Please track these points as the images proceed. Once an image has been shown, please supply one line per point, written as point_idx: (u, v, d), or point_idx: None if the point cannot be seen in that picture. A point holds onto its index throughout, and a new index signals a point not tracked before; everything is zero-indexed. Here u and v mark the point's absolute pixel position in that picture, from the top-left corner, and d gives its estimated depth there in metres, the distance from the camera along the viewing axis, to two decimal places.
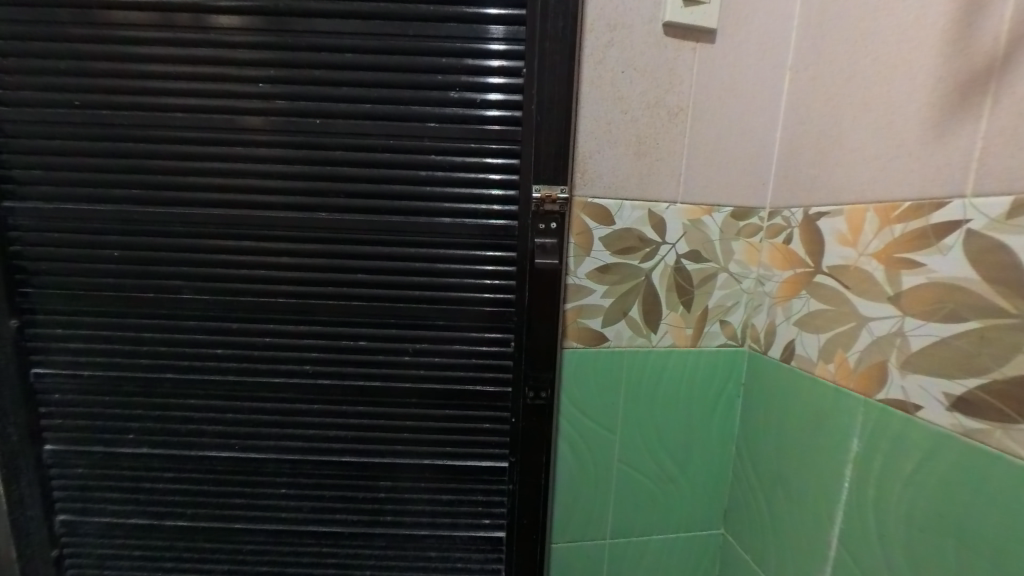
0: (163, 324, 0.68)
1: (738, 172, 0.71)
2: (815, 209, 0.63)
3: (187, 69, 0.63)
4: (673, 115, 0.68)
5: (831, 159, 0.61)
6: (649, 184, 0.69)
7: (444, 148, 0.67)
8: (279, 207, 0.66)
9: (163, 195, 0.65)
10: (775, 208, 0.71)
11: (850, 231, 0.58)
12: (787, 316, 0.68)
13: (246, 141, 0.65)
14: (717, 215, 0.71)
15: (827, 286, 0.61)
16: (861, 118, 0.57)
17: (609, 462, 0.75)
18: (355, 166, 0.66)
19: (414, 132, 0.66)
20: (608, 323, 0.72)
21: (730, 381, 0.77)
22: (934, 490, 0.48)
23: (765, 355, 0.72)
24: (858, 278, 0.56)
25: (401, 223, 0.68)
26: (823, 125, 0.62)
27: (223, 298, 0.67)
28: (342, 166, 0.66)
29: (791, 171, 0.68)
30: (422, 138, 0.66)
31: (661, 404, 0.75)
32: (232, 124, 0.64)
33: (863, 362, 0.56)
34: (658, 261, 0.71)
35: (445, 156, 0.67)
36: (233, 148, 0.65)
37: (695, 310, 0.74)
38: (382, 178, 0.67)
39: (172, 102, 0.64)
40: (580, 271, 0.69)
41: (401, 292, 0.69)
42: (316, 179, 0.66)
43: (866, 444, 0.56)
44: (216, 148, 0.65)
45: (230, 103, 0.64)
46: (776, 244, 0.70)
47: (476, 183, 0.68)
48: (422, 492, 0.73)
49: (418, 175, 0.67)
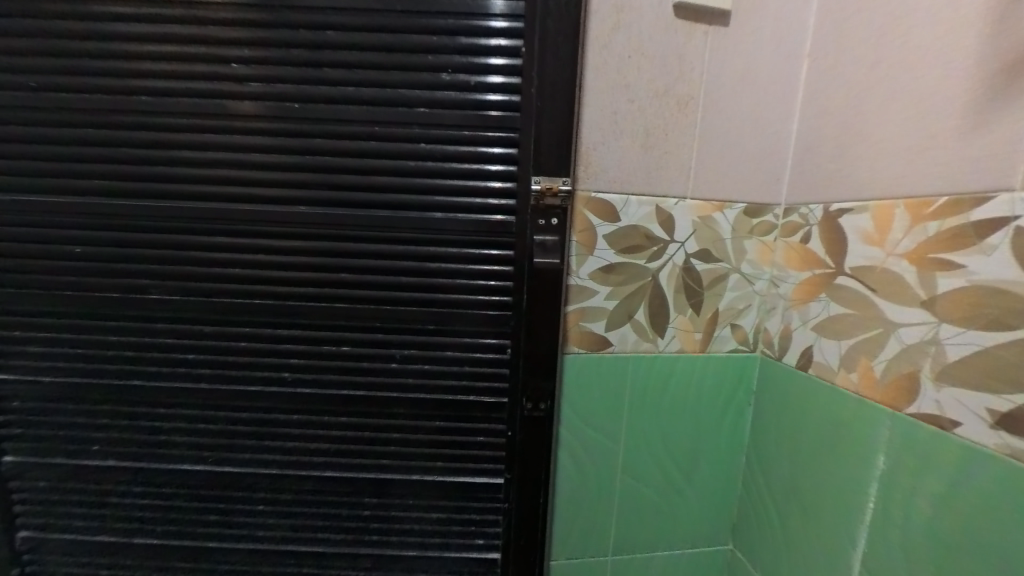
0: (137, 327, 0.63)
1: (752, 166, 0.66)
2: (836, 205, 0.59)
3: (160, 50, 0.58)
4: (683, 104, 0.63)
5: (855, 151, 0.56)
6: (656, 179, 0.64)
7: (436, 136, 0.62)
8: (258, 201, 0.62)
9: (133, 187, 0.61)
10: (791, 204, 0.66)
11: (876, 229, 0.53)
12: (804, 320, 0.63)
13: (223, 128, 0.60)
14: (729, 212, 0.67)
15: (849, 289, 0.56)
16: (889, 106, 0.52)
17: (612, 475, 0.71)
18: (338, 155, 0.62)
19: (405, 120, 0.61)
20: (612, 328, 0.67)
21: (740, 389, 0.72)
22: (971, 517, 0.44)
23: (778, 362, 0.68)
24: (886, 281, 0.52)
25: (389, 218, 0.63)
26: (846, 115, 0.58)
27: (200, 299, 0.63)
28: (325, 155, 0.61)
29: (809, 165, 0.63)
30: (412, 127, 0.62)
31: (668, 413, 0.71)
32: (204, 109, 0.60)
33: (891, 372, 0.51)
34: (666, 260, 0.66)
35: (438, 145, 0.62)
36: (205, 134, 0.60)
37: (704, 313, 0.69)
38: (369, 170, 0.62)
39: (143, 86, 0.59)
40: (583, 271, 0.65)
41: (389, 293, 0.64)
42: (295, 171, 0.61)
43: (893, 460, 0.51)
44: (186, 134, 0.60)
45: (202, 86, 0.59)
46: (792, 243, 0.66)
47: (472, 175, 0.63)
48: (411, 510, 0.68)
49: (408, 167, 0.62)
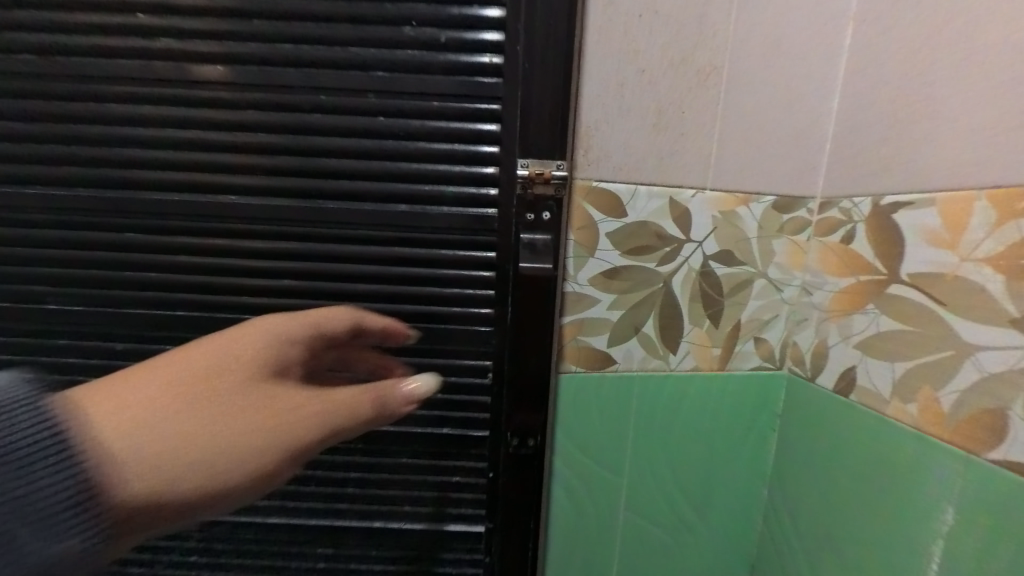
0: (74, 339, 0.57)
1: (783, 151, 0.56)
2: (889, 198, 0.48)
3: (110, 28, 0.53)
4: (704, 75, 0.52)
5: (914, 132, 0.46)
6: (670, 165, 0.54)
7: (396, 108, 0.53)
8: (208, 195, 0.54)
9: (15, 173, 0.54)
10: (829, 197, 0.56)
11: (947, 227, 0.43)
12: (845, 336, 0.53)
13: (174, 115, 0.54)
14: (755, 206, 0.56)
15: (908, 300, 0.46)
16: (965, 74, 0.41)
17: (613, 512, 0.60)
18: (268, 133, 0.53)
19: (370, 101, 0.52)
20: (615, 342, 0.57)
21: (762, 413, 0.62)
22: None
23: (810, 383, 0.57)
24: (959, 291, 0.42)
25: (337, 211, 0.54)
26: (903, 88, 0.47)
27: (142, 314, 0.56)
28: (253, 131, 0.53)
29: (853, 151, 0.53)
30: (371, 100, 0.53)
31: (679, 442, 0.60)
32: (99, 72, 0.52)
33: (967, 407, 0.41)
34: (680, 263, 0.56)
35: (398, 118, 0.53)
36: (90, 105, 0.53)
37: (724, 325, 0.59)
38: (329, 161, 0.54)
39: (79, 63, 0.52)
40: (582, 276, 0.54)
41: (350, 304, 0.55)
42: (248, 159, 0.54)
43: (969, 516, 0.41)
44: (72, 105, 0.53)
45: (98, 42, 0.52)
46: (831, 243, 0.55)
47: (441, 158, 0.53)
48: (373, 562, 0.59)
49: (366, 146, 0.53)
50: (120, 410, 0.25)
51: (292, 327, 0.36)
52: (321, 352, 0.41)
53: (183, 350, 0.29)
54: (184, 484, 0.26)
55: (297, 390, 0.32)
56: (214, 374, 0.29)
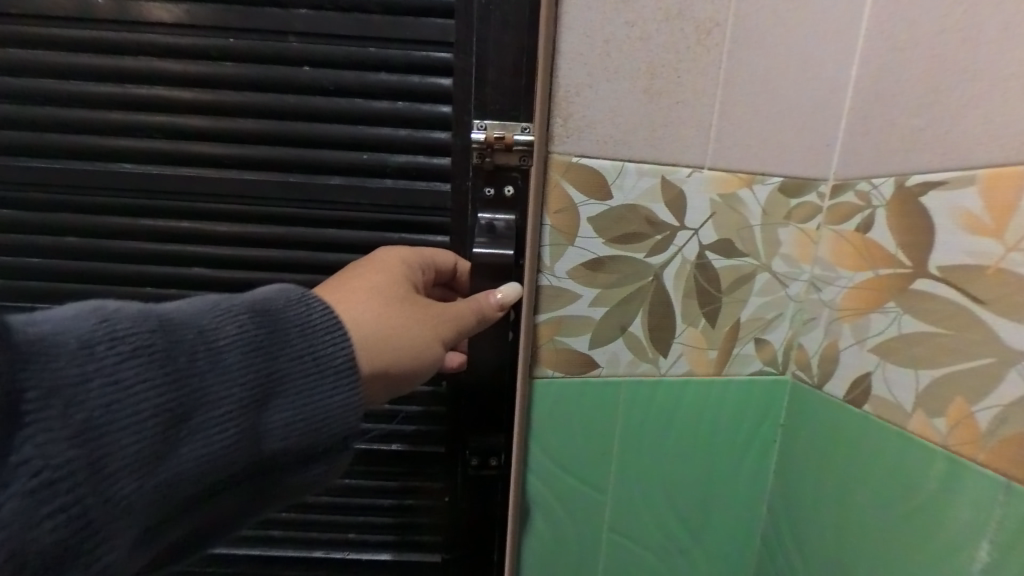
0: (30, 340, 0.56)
1: (793, 125, 0.49)
2: (917, 178, 0.41)
3: (68, 8, 0.51)
4: (703, 33, 0.45)
5: (952, 98, 0.39)
6: (664, 139, 0.46)
7: (322, 58, 0.52)
8: (148, 166, 0.54)
9: None
10: (844, 179, 0.49)
11: (990, 211, 0.36)
12: (860, 337, 0.46)
13: (136, 103, 0.53)
14: (759, 188, 0.49)
15: (938, 297, 0.39)
16: (1021, 23, 0.34)
17: (595, 533, 0.54)
18: (189, 90, 0.52)
19: (298, 48, 0.52)
20: (599, 343, 0.50)
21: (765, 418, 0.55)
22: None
23: (818, 391, 0.51)
24: (1004, 287, 0.35)
25: (261, 181, 0.53)
26: (938, 46, 0.40)
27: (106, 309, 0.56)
28: (176, 91, 0.52)
29: (875, 125, 0.46)
30: (292, 42, 0.51)
31: (670, 449, 0.54)
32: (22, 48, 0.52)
33: (1009, 425, 0.34)
34: (673, 253, 0.49)
35: (326, 70, 0.52)
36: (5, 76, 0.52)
37: (722, 325, 0.52)
38: (250, 119, 0.53)
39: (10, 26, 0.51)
40: (560, 266, 0.47)
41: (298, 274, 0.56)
42: (217, 144, 0.53)
43: (1008, 554, 0.34)
44: None
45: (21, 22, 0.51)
46: (845, 232, 0.48)
47: (373, 115, 0.53)
48: None
49: (287, 102, 0.53)
50: (345, 308, 0.37)
51: (406, 273, 0.42)
52: (427, 289, 0.47)
53: (348, 275, 0.40)
54: (384, 359, 0.37)
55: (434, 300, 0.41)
56: (393, 291, 0.39)
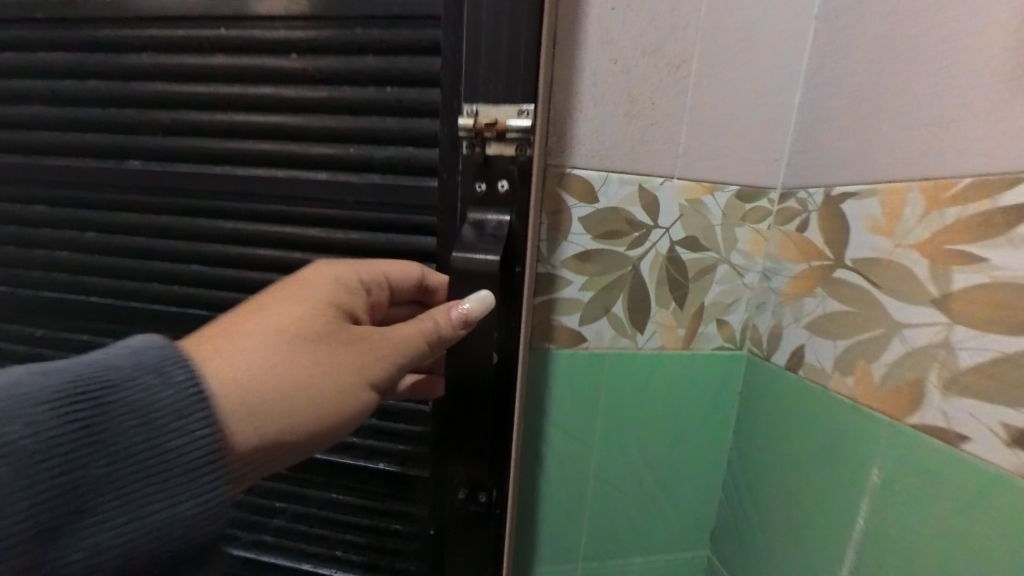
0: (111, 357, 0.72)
1: (747, 144, 0.59)
2: (838, 189, 0.52)
3: (155, 45, 0.64)
4: (674, 67, 0.55)
5: (864, 128, 0.49)
6: (641, 153, 0.57)
7: (324, 65, 0.60)
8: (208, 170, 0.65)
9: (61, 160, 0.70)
10: (789, 188, 0.60)
11: (884, 216, 0.47)
12: (797, 317, 0.57)
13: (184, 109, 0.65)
14: (719, 195, 0.60)
15: (850, 283, 0.50)
16: (907, 73, 0.45)
17: (583, 480, 0.65)
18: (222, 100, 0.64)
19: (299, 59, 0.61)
20: (587, 321, 0.60)
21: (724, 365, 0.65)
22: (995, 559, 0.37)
23: (766, 362, 0.62)
24: (891, 274, 0.46)
25: (280, 178, 0.64)
26: (855, 86, 0.51)
27: (188, 311, 0.70)
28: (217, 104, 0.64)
29: (811, 145, 0.56)
30: (296, 53, 0.61)
31: (645, 393, 0.64)
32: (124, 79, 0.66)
33: (891, 378, 0.46)
34: (648, 248, 0.59)
35: (327, 71, 0.60)
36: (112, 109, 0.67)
37: (689, 307, 0.63)
38: (262, 126, 0.63)
39: (112, 60, 0.65)
40: (555, 257, 0.58)
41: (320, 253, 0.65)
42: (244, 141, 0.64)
43: (889, 475, 0.46)
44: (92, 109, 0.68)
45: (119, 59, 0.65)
46: (788, 231, 0.59)
47: (370, 109, 0.60)
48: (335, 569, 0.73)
49: (295, 103, 0.62)
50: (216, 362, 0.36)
51: (327, 295, 0.43)
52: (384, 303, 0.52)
53: (251, 308, 0.40)
54: (256, 428, 0.36)
55: (368, 331, 0.43)
56: (291, 325, 0.39)
